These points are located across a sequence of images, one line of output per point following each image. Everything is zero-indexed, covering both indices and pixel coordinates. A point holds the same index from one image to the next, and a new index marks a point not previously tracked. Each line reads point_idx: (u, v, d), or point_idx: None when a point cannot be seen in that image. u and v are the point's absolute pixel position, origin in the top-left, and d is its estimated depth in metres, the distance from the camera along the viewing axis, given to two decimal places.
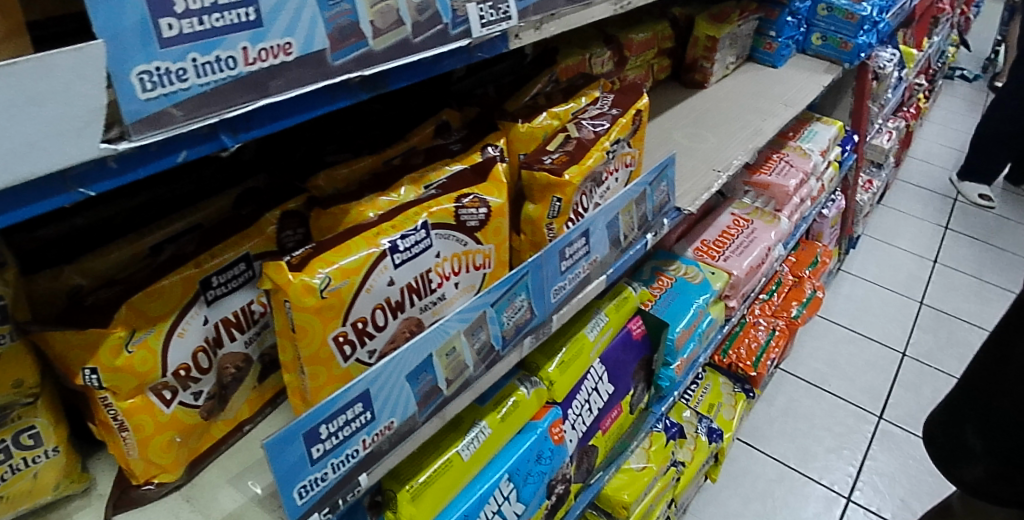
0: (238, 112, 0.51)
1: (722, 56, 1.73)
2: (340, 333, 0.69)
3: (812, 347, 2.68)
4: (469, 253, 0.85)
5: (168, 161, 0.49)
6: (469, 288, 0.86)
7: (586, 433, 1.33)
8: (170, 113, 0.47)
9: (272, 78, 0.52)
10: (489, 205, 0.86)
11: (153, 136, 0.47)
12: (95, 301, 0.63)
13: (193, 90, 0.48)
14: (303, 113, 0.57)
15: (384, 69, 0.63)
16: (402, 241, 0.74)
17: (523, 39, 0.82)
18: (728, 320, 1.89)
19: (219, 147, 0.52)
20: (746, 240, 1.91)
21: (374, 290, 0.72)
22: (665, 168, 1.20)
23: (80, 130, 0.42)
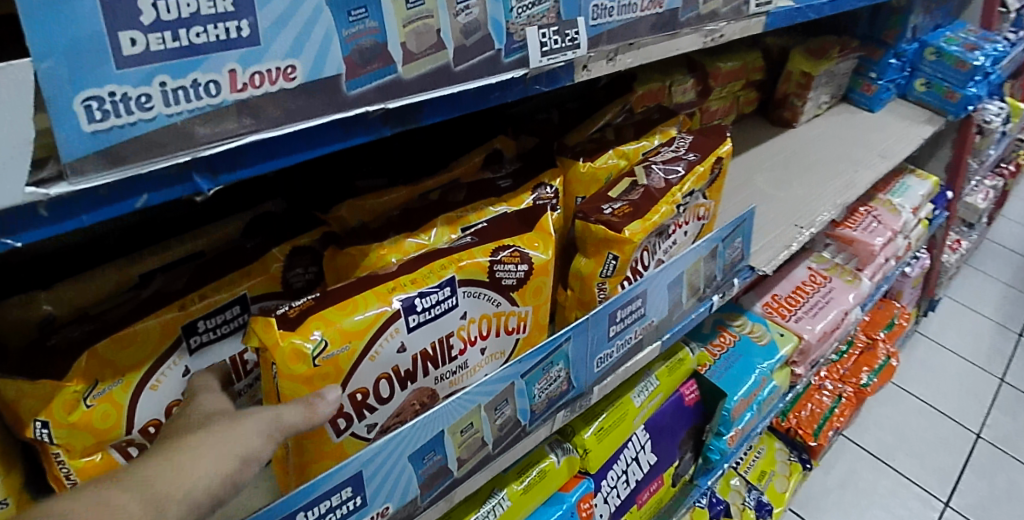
0: (218, 150, 0.40)
1: (817, 94, 1.54)
2: (335, 405, 0.59)
3: (880, 415, 2.32)
4: (502, 315, 0.72)
5: (124, 207, 0.38)
6: (498, 354, 0.74)
7: (619, 508, 1.15)
8: (124, 149, 0.36)
9: (268, 105, 0.41)
10: (530, 261, 0.73)
11: (100, 177, 0.36)
12: (58, 342, 0.53)
13: (158, 122, 0.36)
14: (308, 151, 0.46)
15: (416, 101, 0.51)
16: (420, 301, 0.63)
17: (592, 70, 0.69)
18: (793, 388, 1.53)
19: (191, 191, 0.40)
20: (822, 300, 1.55)
21: (379, 358, 0.61)
22: (741, 223, 1.01)
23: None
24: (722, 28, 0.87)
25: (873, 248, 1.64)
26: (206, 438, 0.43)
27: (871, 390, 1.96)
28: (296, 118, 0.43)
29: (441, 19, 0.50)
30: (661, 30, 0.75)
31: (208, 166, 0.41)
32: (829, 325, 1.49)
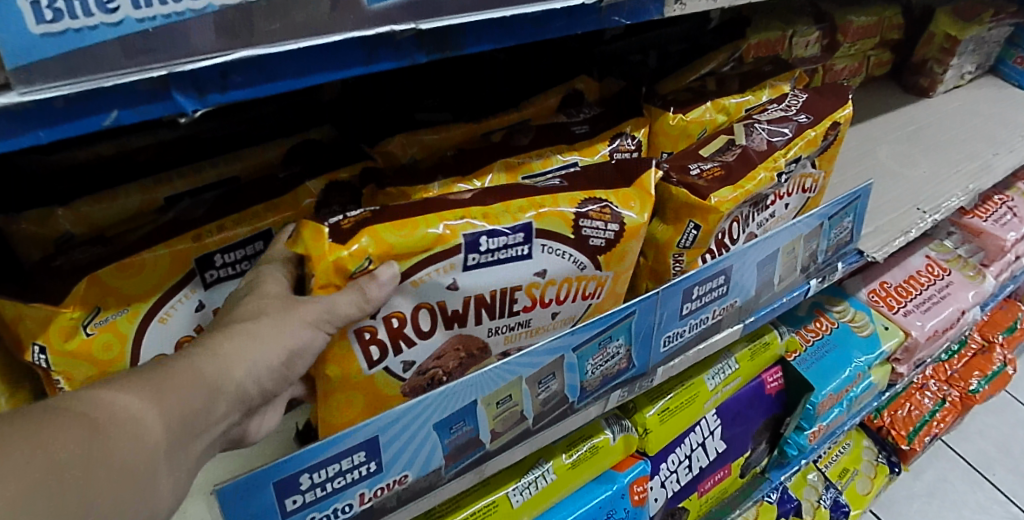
0: (204, 66, 0.34)
1: (959, 62, 1.26)
2: (366, 326, 0.53)
3: (983, 424, 1.98)
4: (581, 280, 0.63)
5: (92, 124, 0.34)
6: (568, 319, 0.65)
7: (678, 494, 1.00)
8: (84, 58, 0.30)
9: (262, 14, 0.34)
10: (622, 222, 0.63)
11: (58, 89, 0.31)
12: (63, 264, 0.50)
13: (127, 27, 0.31)
14: (317, 74, 0.39)
15: (454, 24, 0.42)
16: (485, 240, 0.56)
17: (686, 5, 0.55)
18: (890, 387, 1.36)
19: (173, 111, 0.35)
20: (937, 294, 1.34)
21: (420, 288, 0.54)
22: (855, 199, 0.86)
23: None
24: None
25: (1004, 242, 1.41)
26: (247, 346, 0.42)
27: (981, 398, 1.73)
28: (300, 35, 0.36)
29: None
30: None
31: (192, 83, 0.35)
32: (941, 322, 1.29)
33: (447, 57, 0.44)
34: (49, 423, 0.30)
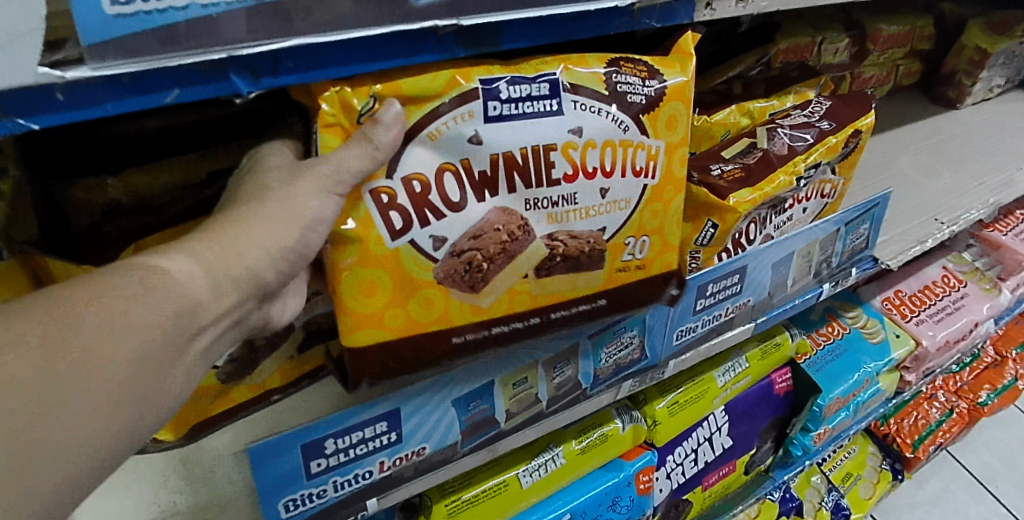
0: (259, 51, 0.37)
1: (989, 75, 1.26)
2: (383, 187, 0.46)
3: (989, 437, 1.98)
4: (629, 146, 0.54)
5: (153, 100, 0.36)
6: (623, 201, 0.56)
7: (683, 486, 1.02)
8: (152, 38, 0.33)
9: (316, 7, 0.37)
10: (665, 79, 0.55)
11: (125, 66, 0.33)
12: (112, 230, 0.54)
13: (192, 12, 0.33)
14: (362, 62, 0.42)
15: (494, 22, 0.44)
16: (506, 86, 0.49)
17: (715, 11, 0.57)
18: (898, 394, 1.37)
19: (229, 92, 0.38)
20: (951, 305, 1.34)
21: (440, 140, 0.47)
22: (872, 206, 0.88)
23: (5, 45, 0.30)
24: None
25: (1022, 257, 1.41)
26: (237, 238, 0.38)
27: (989, 410, 1.73)
28: (348, 26, 0.39)
29: None
30: None
31: (247, 66, 0.38)
32: (955, 332, 1.30)
33: (482, 54, 0.47)
34: (7, 330, 0.29)
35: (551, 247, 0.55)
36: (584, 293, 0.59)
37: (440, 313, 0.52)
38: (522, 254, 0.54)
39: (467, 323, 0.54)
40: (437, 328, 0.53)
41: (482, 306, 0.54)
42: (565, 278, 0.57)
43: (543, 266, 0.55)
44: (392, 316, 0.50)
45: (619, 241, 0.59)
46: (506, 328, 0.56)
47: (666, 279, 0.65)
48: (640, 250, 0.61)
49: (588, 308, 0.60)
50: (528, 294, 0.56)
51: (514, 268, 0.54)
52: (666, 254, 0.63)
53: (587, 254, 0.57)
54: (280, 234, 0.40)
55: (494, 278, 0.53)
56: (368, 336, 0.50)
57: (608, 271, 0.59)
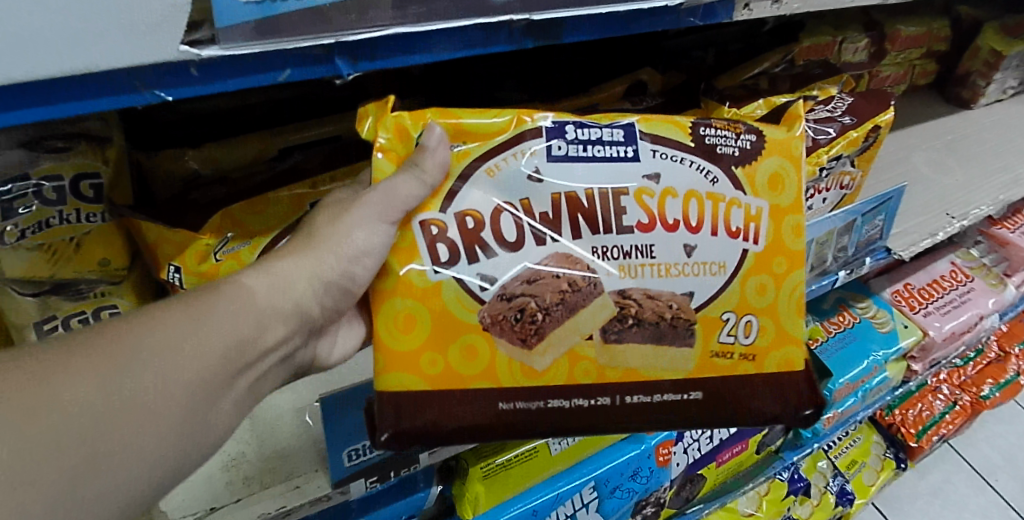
0: (361, 38, 0.41)
1: (1003, 76, 1.29)
2: (434, 219, 0.54)
3: (991, 432, 2.02)
4: (719, 202, 0.58)
5: (268, 78, 0.41)
6: (715, 263, 0.58)
7: (699, 461, 1.05)
8: (275, 23, 0.37)
9: (413, 0, 0.41)
10: (760, 134, 0.59)
11: (249, 47, 0.38)
12: (200, 197, 0.58)
13: (310, 1, 0.37)
14: (447, 51, 0.46)
15: (563, 17, 0.48)
16: (574, 129, 0.56)
17: (753, 12, 0.62)
18: (903, 383, 1.42)
19: (332, 73, 0.42)
20: (957, 299, 1.39)
21: (500, 176, 0.54)
22: (886, 199, 0.92)
23: (155, 26, 0.34)
24: None
25: None
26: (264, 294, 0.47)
27: (991, 404, 1.76)
28: (440, 18, 0.43)
29: None
30: None
31: (349, 51, 0.42)
32: (959, 325, 1.34)
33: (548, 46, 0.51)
34: (81, 361, 0.38)
35: (622, 308, 0.58)
36: (670, 379, 0.60)
37: (486, 367, 0.57)
38: (586, 309, 0.57)
39: (524, 387, 0.58)
40: (487, 385, 0.57)
41: (537, 367, 0.57)
42: (640, 350, 0.59)
43: (611, 329, 0.58)
44: (434, 363, 0.56)
45: (712, 317, 0.60)
46: (568, 404, 0.58)
47: (783, 382, 0.62)
48: (744, 332, 0.61)
49: (680, 399, 0.60)
50: (594, 363, 0.58)
51: (576, 328, 0.58)
52: (779, 342, 0.62)
53: (667, 323, 0.59)
54: (320, 271, 0.50)
55: (550, 333, 0.57)
56: (405, 380, 0.56)
57: (702, 353, 0.60)
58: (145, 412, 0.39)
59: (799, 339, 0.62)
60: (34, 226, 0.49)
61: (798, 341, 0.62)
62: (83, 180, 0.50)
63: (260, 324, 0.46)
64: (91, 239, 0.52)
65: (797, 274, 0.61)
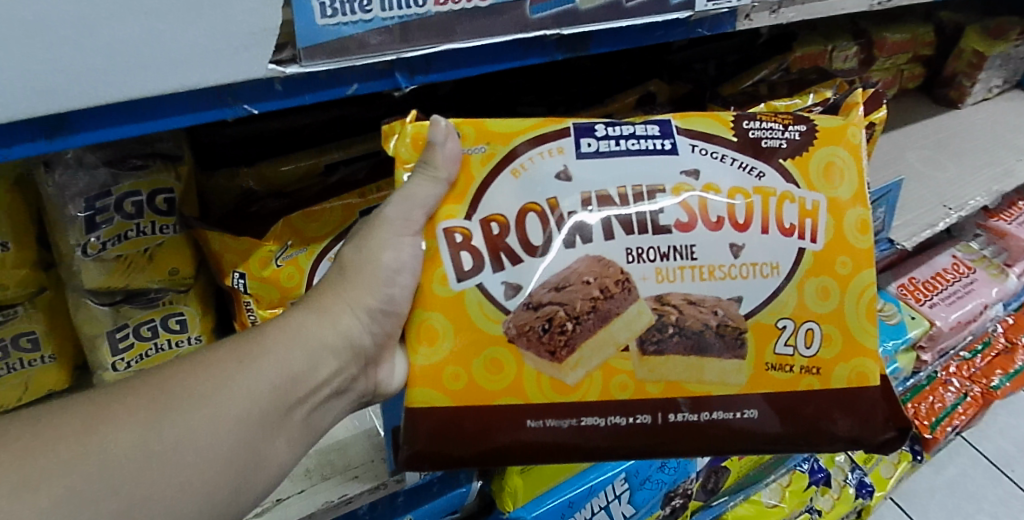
0: (417, 55, 0.46)
1: (988, 76, 1.36)
2: (458, 227, 0.58)
3: (1003, 423, 2.02)
4: (769, 197, 0.60)
5: (338, 92, 0.47)
6: (765, 263, 0.59)
7: None
8: (347, 43, 0.43)
9: (461, 22, 0.47)
10: (812, 125, 0.62)
11: (325, 64, 0.43)
12: (259, 210, 0.65)
13: (375, 23, 0.43)
14: (488, 64, 0.52)
15: (588, 31, 0.55)
16: (602, 129, 0.60)
17: (754, 22, 0.69)
18: (913, 374, 1.46)
19: (392, 86, 0.48)
20: (961, 290, 1.44)
21: (524, 177, 0.58)
22: (883, 193, 0.99)
23: (251, 46, 0.40)
24: None
25: None
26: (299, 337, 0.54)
27: (1001, 394, 1.80)
28: (484, 35, 0.49)
29: None
30: None
31: (407, 66, 0.48)
32: (964, 314, 1.40)
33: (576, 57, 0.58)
34: (138, 404, 0.44)
35: (660, 315, 0.59)
36: (719, 395, 0.60)
37: (513, 380, 0.59)
38: (620, 317, 0.59)
39: (556, 402, 0.59)
40: (515, 400, 0.59)
41: (568, 381, 0.59)
42: (682, 362, 0.60)
43: (648, 339, 0.59)
44: (458, 377, 0.58)
45: (768, 324, 0.60)
46: (604, 421, 0.60)
47: (852, 395, 0.61)
48: (804, 342, 0.60)
49: (732, 417, 0.60)
50: (631, 376, 0.60)
51: (611, 338, 0.59)
52: (847, 353, 0.61)
53: (712, 331, 0.59)
54: (360, 304, 0.57)
55: (580, 344, 0.59)
56: (428, 395, 0.59)
57: (755, 367, 0.60)
58: (195, 450, 0.45)
59: (869, 349, 0.62)
60: (113, 238, 0.53)
61: (868, 350, 0.61)
62: (158, 194, 0.54)
63: (311, 360, 0.53)
64: (162, 249, 0.57)
65: (866, 276, 0.61)
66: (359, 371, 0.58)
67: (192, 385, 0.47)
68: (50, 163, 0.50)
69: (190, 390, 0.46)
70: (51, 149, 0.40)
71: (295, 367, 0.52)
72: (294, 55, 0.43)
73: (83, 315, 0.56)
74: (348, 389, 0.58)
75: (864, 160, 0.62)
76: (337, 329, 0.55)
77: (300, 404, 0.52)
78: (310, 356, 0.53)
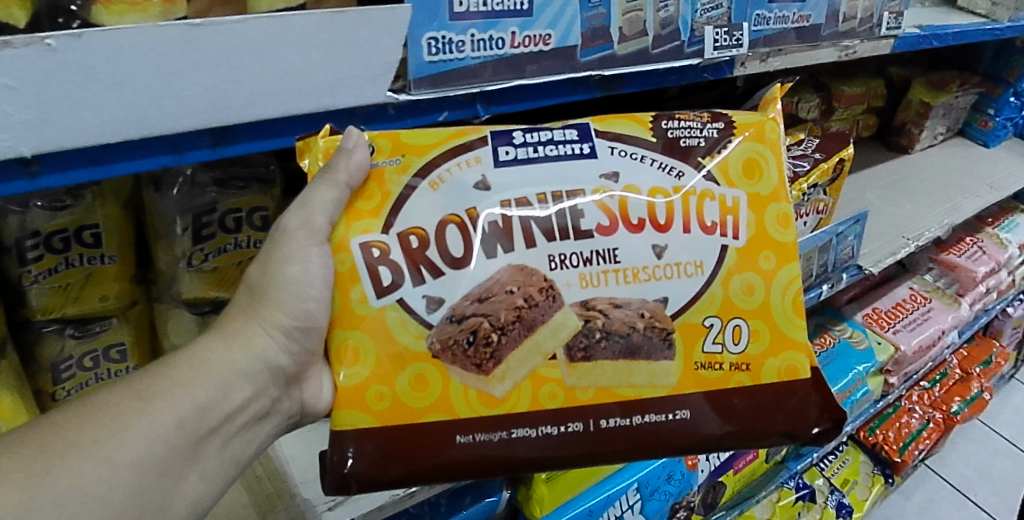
0: (495, 88, 0.58)
1: (932, 124, 1.53)
2: (376, 241, 0.55)
3: (963, 451, 2.04)
4: (689, 196, 0.58)
5: (431, 118, 0.58)
6: (692, 268, 0.58)
7: (720, 467, 1.16)
8: (446, 76, 0.54)
9: (529, 62, 0.58)
10: (728, 121, 0.61)
11: (427, 93, 0.54)
12: None
13: (466, 61, 0.55)
14: (545, 98, 0.63)
15: (622, 73, 0.67)
16: (522, 135, 0.58)
17: (748, 69, 0.81)
18: (884, 397, 1.57)
19: (474, 114, 0.59)
20: (919, 317, 1.55)
21: (443, 188, 0.56)
22: (855, 220, 1.09)
23: (376, 77, 0.49)
24: (856, 45, 0.93)
25: (975, 274, 1.63)
26: (205, 366, 0.50)
27: (961, 420, 1.82)
28: (545, 73, 0.60)
29: (648, 13, 0.65)
30: (806, 40, 0.85)
31: (486, 97, 0.59)
32: (926, 339, 1.51)
33: (610, 95, 0.69)
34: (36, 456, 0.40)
35: (587, 320, 0.56)
36: (652, 397, 0.57)
37: (439, 397, 0.55)
38: (546, 326, 0.56)
39: (483, 416, 0.56)
40: (443, 416, 0.55)
41: (496, 393, 0.56)
42: (613, 367, 0.57)
43: (576, 346, 0.57)
44: (381, 397, 0.55)
45: (694, 323, 0.58)
46: (535, 433, 0.56)
47: (789, 394, 0.59)
48: (733, 339, 0.58)
49: (666, 419, 0.57)
50: (560, 385, 0.56)
51: (538, 348, 0.56)
52: (779, 349, 0.59)
53: (639, 334, 0.57)
54: (274, 324, 0.54)
55: (506, 356, 0.56)
56: (354, 417, 0.55)
57: (684, 368, 0.58)
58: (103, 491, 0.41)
59: (801, 344, 0.60)
60: (215, 251, 0.64)
61: (798, 346, 0.60)
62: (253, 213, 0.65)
63: (221, 388, 0.50)
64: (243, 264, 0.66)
65: (790, 269, 0.59)
66: (279, 393, 0.55)
67: (82, 433, 0.42)
68: (170, 182, 0.62)
69: (77, 438, 0.42)
70: (211, 156, 0.48)
71: (203, 397, 0.49)
72: (405, 85, 0.54)
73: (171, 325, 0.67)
74: (271, 413, 0.55)
75: (784, 152, 0.61)
76: (250, 352, 0.53)
77: (212, 435, 0.49)
78: (221, 384, 0.50)
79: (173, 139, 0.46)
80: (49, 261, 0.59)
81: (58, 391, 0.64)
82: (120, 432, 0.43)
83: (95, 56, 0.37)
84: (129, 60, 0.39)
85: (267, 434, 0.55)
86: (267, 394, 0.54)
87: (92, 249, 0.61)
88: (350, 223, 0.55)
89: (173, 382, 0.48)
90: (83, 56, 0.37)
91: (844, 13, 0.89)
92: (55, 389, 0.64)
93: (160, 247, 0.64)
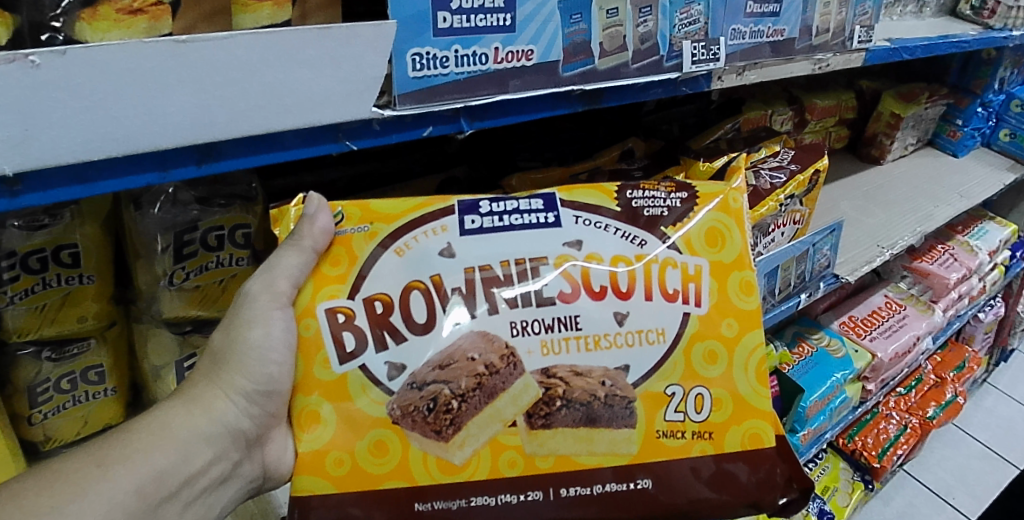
0: (475, 103, 0.58)
1: (903, 135, 1.57)
2: (341, 307, 0.58)
3: (940, 456, 2.02)
4: (651, 264, 0.61)
5: (416, 133, 0.58)
6: (648, 329, 0.60)
7: None
8: (428, 92, 0.55)
9: (511, 78, 0.59)
10: (692, 191, 0.65)
11: (411, 110, 0.54)
12: None
13: (450, 77, 0.55)
14: (529, 114, 0.64)
15: (603, 87, 0.68)
16: (487, 205, 0.61)
17: (724, 82, 0.83)
18: (863, 403, 1.58)
19: (457, 130, 0.60)
20: (895, 324, 1.58)
21: (413, 251, 0.59)
22: (830, 231, 1.08)
23: (361, 92, 0.50)
24: (829, 58, 0.95)
25: (948, 281, 1.66)
26: (164, 432, 0.53)
27: (937, 424, 1.83)
28: (527, 88, 0.60)
29: (627, 28, 0.66)
30: (781, 54, 0.87)
31: (469, 112, 0.60)
32: (901, 346, 1.53)
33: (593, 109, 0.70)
34: None
35: (547, 389, 0.58)
36: (609, 468, 0.59)
37: (398, 464, 0.56)
38: (506, 394, 0.58)
39: (442, 484, 0.57)
40: (402, 484, 0.57)
41: (454, 461, 0.57)
42: (572, 435, 0.59)
43: (536, 414, 0.58)
44: (341, 463, 0.56)
45: (657, 391, 0.60)
46: (494, 501, 0.57)
47: (750, 456, 0.61)
48: (695, 408, 0.60)
49: (626, 489, 0.59)
50: (520, 452, 0.58)
51: (498, 414, 0.58)
52: (739, 417, 0.61)
53: (601, 402, 0.59)
54: (234, 387, 0.57)
55: (466, 423, 0.57)
56: (314, 482, 0.56)
57: (646, 435, 0.59)
58: None
59: (763, 412, 0.62)
60: (196, 269, 0.67)
61: (760, 413, 0.62)
62: (238, 230, 0.68)
63: (182, 453, 0.53)
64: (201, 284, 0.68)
65: (752, 337, 0.62)
66: (241, 456, 0.58)
67: (42, 499, 0.46)
68: (151, 200, 0.65)
69: (37, 505, 0.46)
70: (197, 173, 0.48)
71: (163, 463, 0.52)
72: (390, 101, 0.54)
73: (157, 345, 0.71)
74: (233, 476, 0.58)
75: (746, 224, 0.64)
76: (209, 417, 0.56)
77: (170, 500, 0.52)
78: (182, 449, 0.53)
79: (158, 155, 0.46)
80: (25, 282, 0.61)
81: (34, 415, 0.66)
82: (78, 498, 0.46)
83: (79, 73, 0.38)
84: (115, 75, 0.39)
85: (228, 497, 0.57)
86: (228, 458, 0.57)
87: (70, 270, 0.63)
88: (315, 290, 0.58)
89: (134, 450, 0.51)
90: (67, 73, 0.38)
91: (817, 27, 0.91)
92: (32, 413, 0.66)
93: (140, 266, 0.67)
